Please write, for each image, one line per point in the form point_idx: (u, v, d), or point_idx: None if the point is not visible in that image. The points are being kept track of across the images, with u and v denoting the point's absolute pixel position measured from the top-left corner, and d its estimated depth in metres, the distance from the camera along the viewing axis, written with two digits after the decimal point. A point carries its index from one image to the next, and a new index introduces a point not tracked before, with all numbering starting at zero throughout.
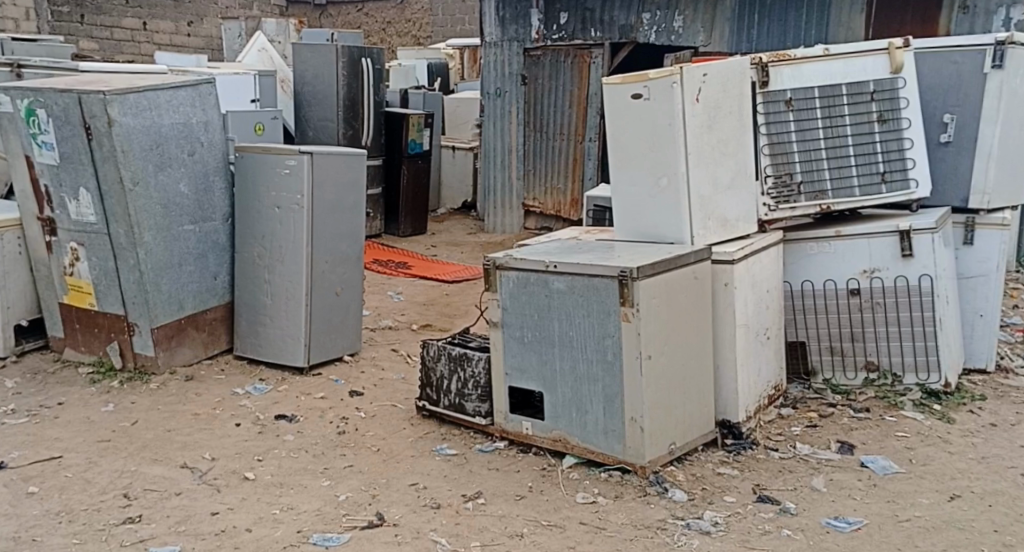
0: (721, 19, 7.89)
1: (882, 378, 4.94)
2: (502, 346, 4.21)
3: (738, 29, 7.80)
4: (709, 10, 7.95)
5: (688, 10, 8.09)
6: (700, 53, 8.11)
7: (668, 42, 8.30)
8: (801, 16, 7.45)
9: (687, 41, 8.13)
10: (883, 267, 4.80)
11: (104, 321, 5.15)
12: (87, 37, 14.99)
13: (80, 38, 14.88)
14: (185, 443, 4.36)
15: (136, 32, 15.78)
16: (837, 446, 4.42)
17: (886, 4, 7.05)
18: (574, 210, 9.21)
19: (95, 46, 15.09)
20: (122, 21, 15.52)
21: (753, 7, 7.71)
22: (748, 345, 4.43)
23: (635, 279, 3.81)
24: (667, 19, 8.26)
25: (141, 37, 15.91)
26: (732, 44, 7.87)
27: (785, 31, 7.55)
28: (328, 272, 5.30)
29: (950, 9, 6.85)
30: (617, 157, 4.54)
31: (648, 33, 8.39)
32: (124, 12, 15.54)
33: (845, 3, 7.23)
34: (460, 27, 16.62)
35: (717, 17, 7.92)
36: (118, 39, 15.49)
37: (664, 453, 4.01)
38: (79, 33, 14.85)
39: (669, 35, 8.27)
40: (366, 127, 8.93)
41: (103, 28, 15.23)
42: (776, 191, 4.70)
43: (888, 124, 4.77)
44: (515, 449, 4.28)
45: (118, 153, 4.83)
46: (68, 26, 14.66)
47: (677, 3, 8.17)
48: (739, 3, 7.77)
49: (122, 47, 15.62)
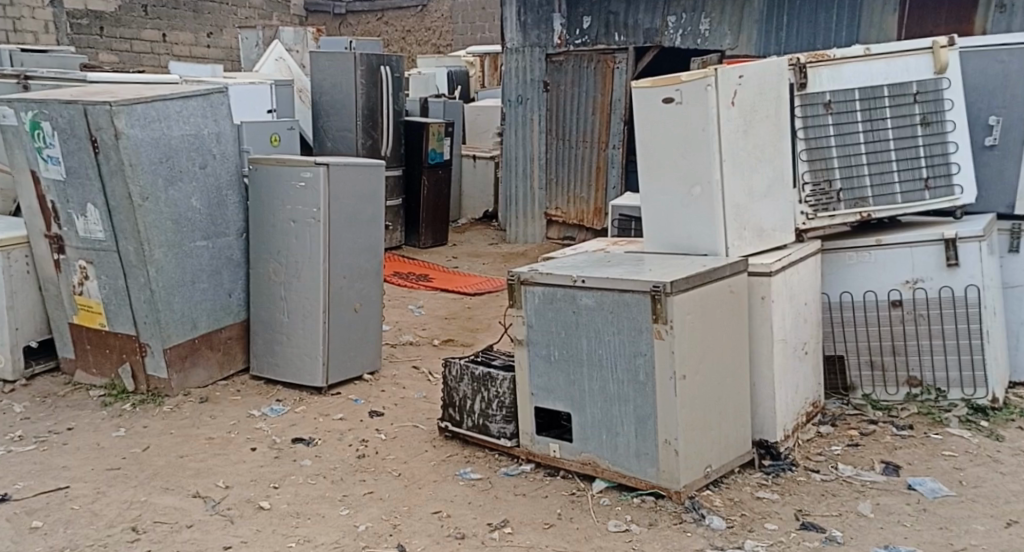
0: (749, 22, 7.69)
1: (925, 394, 4.70)
2: (527, 364, 4.02)
3: (767, 32, 7.60)
4: (737, 12, 7.75)
5: (714, 12, 7.90)
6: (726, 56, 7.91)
7: (695, 46, 8.10)
8: (832, 17, 7.23)
9: (714, 44, 7.94)
10: (927, 277, 4.59)
11: (116, 342, 5.01)
12: (107, 50, 14.97)
13: (100, 50, 14.86)
14: (198, 470, 4.19)
15: (156, 44, 15.78)
16: (881, 467, 4.19)
17: (919, 4, 6.77)
18: (598, 219, 9.00)
19: (114, 58, 15.08)
20: (141, 33, 15.51)
21: (782, 9, 7.50)
22: (786, 360, 4.23)
23: (669, 294, 3.61)
24: (693, 21, 8.07)
25: (161, 49, 15.91)
26: (760, 47, 7.66)
27: (815, 32, 7.33)
28: (348, 287, 5.14)
29: (987, 8, 6.47)
30: (648, 165, 4.35)
31: (674, 37, 8.20)
32: (143, 24, 15.52)
33: (878, 3, 6.98)
34: (480, 35, 16.41)
35: (744, 19, 7.71)
36: (138, 51, 15.48)
37: (700, 477, 3.80)
38: (99, 46, 14.82)
39: (695, 38, 8.08)
40: (385, 136, 8.81)
41: (123, 41, 15.21)
42: (814, 198, 4.49)
43: (931, 127, 4.57)
44: (542, 472, 4.08)
45: (126, 167, 4.67)
46: (88, 38, 14.60)
47: (704, 5, 7.97)
48: (768, 4, 7.56)
49: (142, 59, 15.62)
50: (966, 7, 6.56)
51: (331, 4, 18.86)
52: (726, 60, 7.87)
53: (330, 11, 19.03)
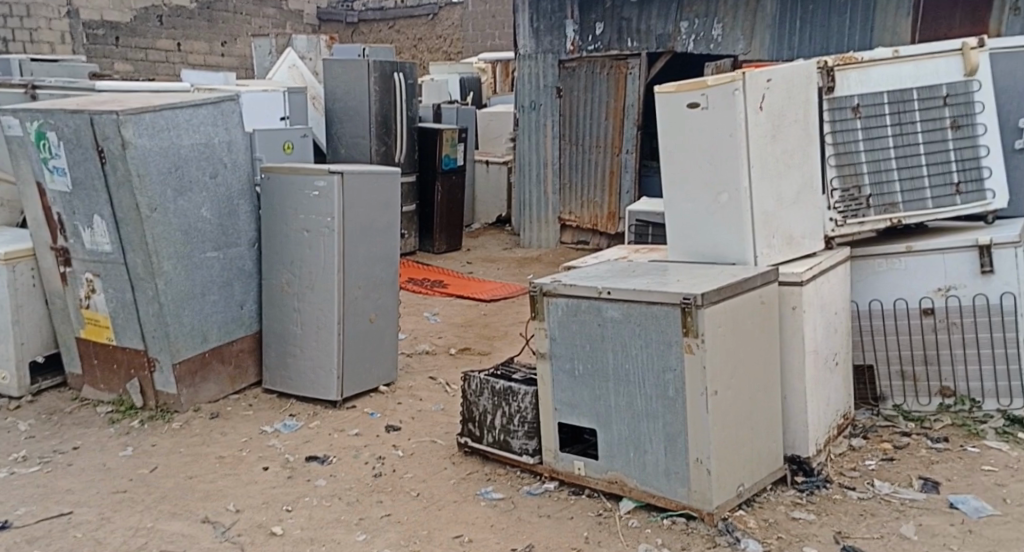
0: (762, 27, 7.57)
1: (958, 404, 4.52)
2: (550, 379, 3.86)
3: (780, 37, 7.49)
4: (750, 16, 7.62)
5: (728, 17, 7.75)
6: (740, 62, 7.78)
7: (708, 52, 7.96)
8: (845, 22, 7.11)
9: (727, 49, 7.80)
10: (960, 284, 4.41)
11: (124, 357, 4.87)
12: (122, 59, 14.94)
13: (115, 60, 14.84)
14: (207, 492, 4.05)
15: (171, 53, 15.73)
16: (920, 484, 4.01)
17: (932, 9, 6.63)
18: (612, 224, 8.85)
19: (130, 67, 15.04)
20: (157, 43, 15.46)
21: (794, 13, 7.38)
22: (818, 372, 4.06)
23: (700, 307, 3.45)
24: (705, 26, 7.92)
25: (176, 57, 15.86)
26: (774, 52, 7.55)
27: (828, 37, 7.21)
28: (362, 298, 4.99)
29: (1001, 10, 6.30)
30: (672, 172, 4.19)
31: (687, 42, 8.05)
32: (159, 33, 15.48)
33: (891, 6, 6.85)
34: (491, 42, 16.22)
35: (757, 24, 7.59)
36: (153, 60, 15.44)
37: (732, 497, 3.63)
38: (115, 55, 14.80)
39: (707, 43, 7.93)
40: (399, 142, 8.67)
41: (138, 50, 15.17)
42: (843, 204, 4.31)
43: (962, 131, 4.39)
44: (567, 491, 3.92)
45: (133, 177, 4.54)
46: (104, 48, 14.58)
47: (717, 10, 7.82)
48: (781, 9, 7.44)
49: (157, 68, 15.57)
50: (979, 9, 6.40)
51: (343, 13, 18.62)
52: (739, 65, 7.75)
53: (342, 19, 18.82)
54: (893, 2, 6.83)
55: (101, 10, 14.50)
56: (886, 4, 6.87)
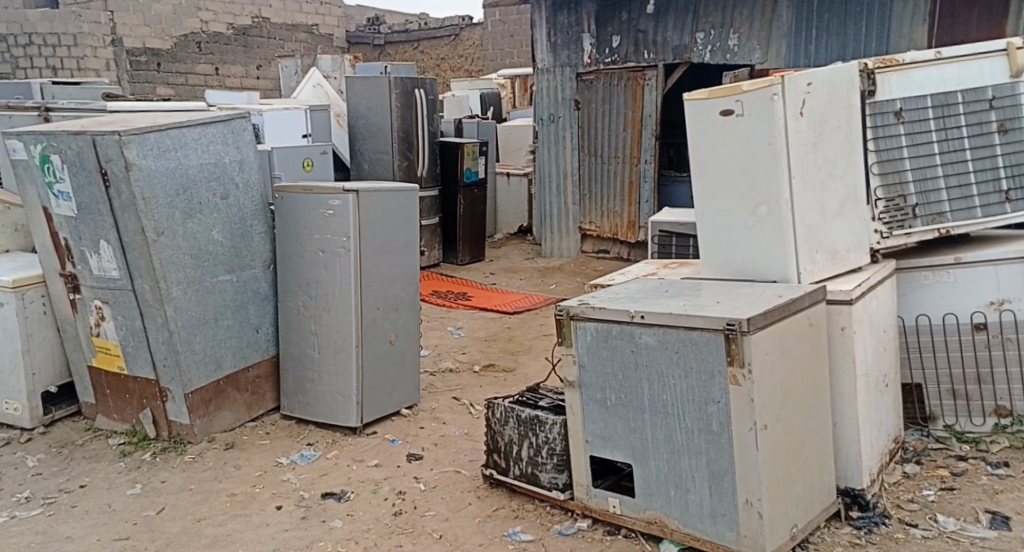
0: (777, 35, 7.28)
1: (1016, 425, 4.17)
2: (581, 410, 3.59)
3: (796, 45, 7.20)
4: (765, 26, 7.33)
5: (743, 27, 7.46)
6: (756, 71, 7.47)
7: (724, 62, 7.66)
8: (861, 29, 6.84)
9: (743, 59, 7.50)
10: (1015, 297, 4.08)
11: (136, 387, 4.66)
12: (163, 84, 14.77)
13: (157, 85, 14.66)
14: (215, 538, 3.81)
15: (210, 77, 15.55)
16: (988, 519, 3.68)
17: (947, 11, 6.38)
18: (632, 233, 8.55)
19: (171, 92, 14.89)
20: (196, 68, 15.25)
21: (811, 21, 7.10)
22: (870, 395, 3.77)
23: (746, 333, 3.16)
24: (721, 37, 7.62)
25: (214, 81, 15.67)
26: (791, 60, 7.24)
27: (844, 43, 6.94)
28: (381, 320, 4.74)
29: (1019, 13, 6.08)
30: (705, 183, 3.92)
31: (703, 53, 7.75)
32: (198, 59, 15.28)
33: (908, 12, 6.59)
34: (510, 60, 15.58)
35: (773, 33, 7.30)
36: (193, 84, 15.27)
37: (785, 541, 3.33)
38: (156, 80, 14.62)
39: (724, 54, 7.63)
40: (422, 156, 8.42)
41: (179, 75, 14.97)
42: (888, 214, 4.01)
43: (1010, 134, 4.07)
44: (601, 530, 3.64)
45: (137, 201, 4.31)
46: (146, 74, 14.40)
47: (731, 20, 7.53)
48: (797, 17, 7.16)
49: (196, 92, 15.41)
50: (997, 11, 6.17)
51: (370, 35, 18.10)
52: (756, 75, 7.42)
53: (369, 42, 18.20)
54: (910, 8, 6.58)
55: (144, 38, 14.30)
56: (902, 10, 6.61)
